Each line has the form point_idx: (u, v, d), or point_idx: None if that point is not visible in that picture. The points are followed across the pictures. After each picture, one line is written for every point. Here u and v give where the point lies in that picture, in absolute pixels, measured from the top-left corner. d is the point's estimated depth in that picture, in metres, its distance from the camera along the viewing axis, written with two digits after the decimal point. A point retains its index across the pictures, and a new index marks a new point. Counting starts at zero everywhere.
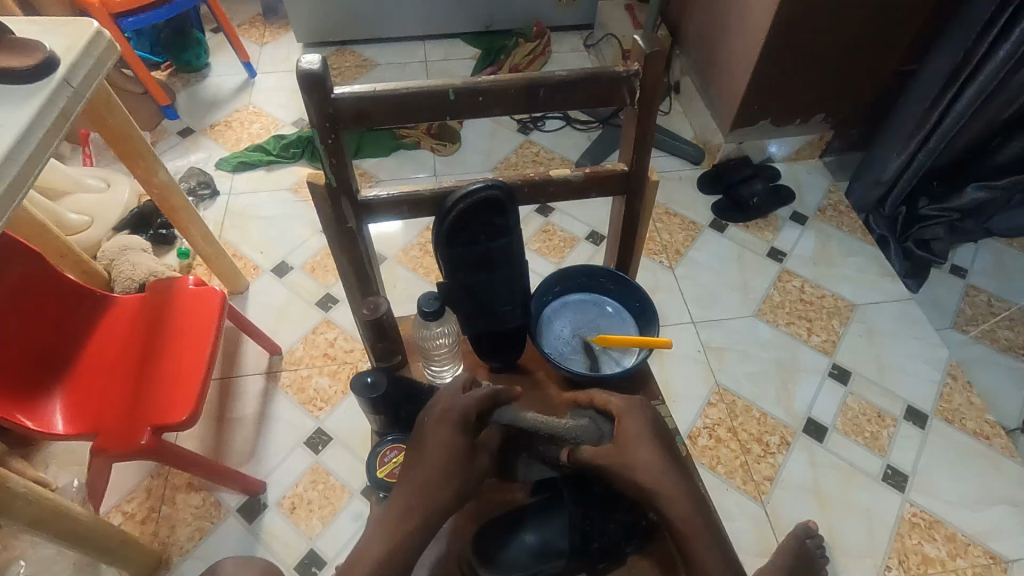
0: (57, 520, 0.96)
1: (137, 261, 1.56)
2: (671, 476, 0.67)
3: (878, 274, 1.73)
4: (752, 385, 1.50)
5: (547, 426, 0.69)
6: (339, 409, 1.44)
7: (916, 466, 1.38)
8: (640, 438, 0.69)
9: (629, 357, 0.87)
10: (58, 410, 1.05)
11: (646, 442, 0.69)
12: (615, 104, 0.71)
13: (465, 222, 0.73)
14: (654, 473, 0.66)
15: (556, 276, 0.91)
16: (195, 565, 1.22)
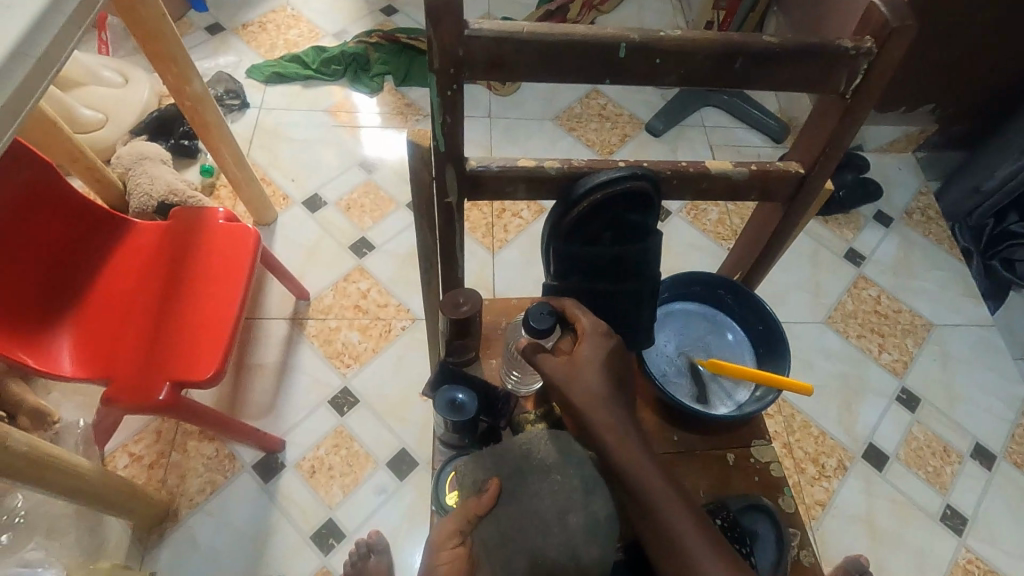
0: (62, 477, 0.86)
1: (156, 175, 1.39)
2: (620, 416, 0.59)
3: (961, 294, 1.58)
4: (814, 400, 1.39)
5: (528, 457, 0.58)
6: (368, 369, 1.32)
7: (978, 509, 1.29)
8: (593, 365, 0.60)
9: (741, 391, 0.74)
10: (67, 347, 0.92)
11: (596, 374, 0.59)
12: (821, 90, 0.54)
13: (593, 213, 0.58)
14: (604, 414, 0.58)
15: (670, 284, 0.76)
16: (205, 521, 1.14)
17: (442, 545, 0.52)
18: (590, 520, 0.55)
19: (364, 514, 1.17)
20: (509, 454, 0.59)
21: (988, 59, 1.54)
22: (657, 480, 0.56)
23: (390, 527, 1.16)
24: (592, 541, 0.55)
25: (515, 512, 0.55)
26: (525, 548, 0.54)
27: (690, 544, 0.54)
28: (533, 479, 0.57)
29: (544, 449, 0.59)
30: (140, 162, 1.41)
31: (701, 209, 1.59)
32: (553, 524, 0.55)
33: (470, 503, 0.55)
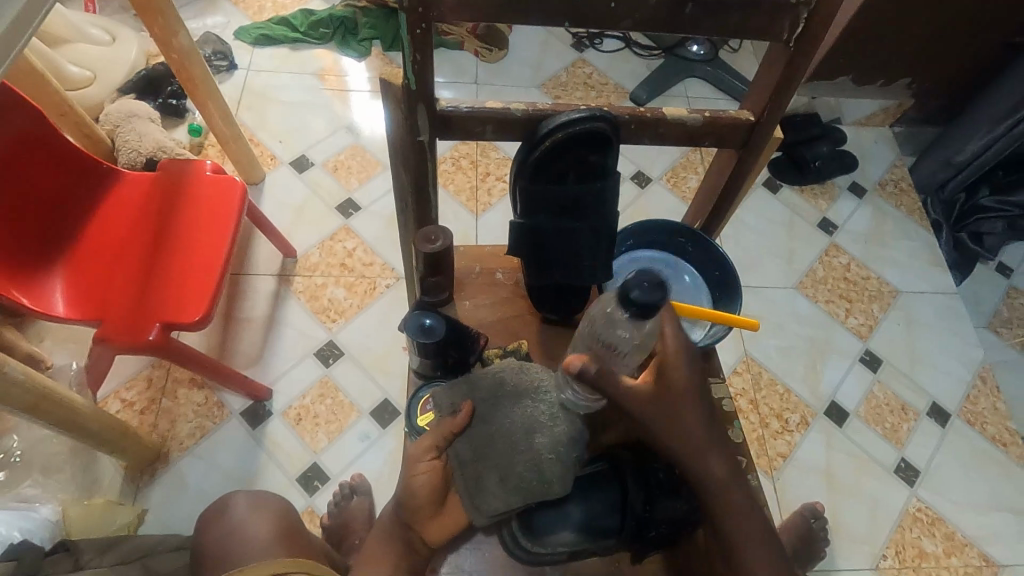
0: (55, 409, 0.90)
1: (144, 132, 1.42)
2: (715, 447, 0.62)
3: (928, 264, 1.64)
4: (781, 360, 1.45)
5: (501, 386, 0.65)
6: (354, 324, 1.36)
7: (930, 462, 1.36)
8: (684, 397, 0.62)
9: (697, 331, 0.79)
10: (58, 290, 0.96)
11: (688, 394, 0.63)
12: (768, 37, 0.58)
13: (556, 154, 0.62)
14: (705, 449, 0.62)
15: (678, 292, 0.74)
16: (194, 463, 1.19)
17: (419, 459, 0.61)
18: (555, 441, 0.63)
19: (349, 458, 1.22)
20: (481, 382, 0.65)
21: (962, 33, 1.58)
22: (741, 512, 0.60)
23: (372, 472, 1.21)
24: (554, 459, 0.62)
25: (485, 432, 0.63)
26: (495, 466, 0.61)
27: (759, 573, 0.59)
28: (505, 404, 0.64)
29: (515, 378, 0.66)
30: (129, 119, 1.43)
31: (681, 177, 1.63)
32: (519, 445, 0.62)
33: (446, 422, 0.63)
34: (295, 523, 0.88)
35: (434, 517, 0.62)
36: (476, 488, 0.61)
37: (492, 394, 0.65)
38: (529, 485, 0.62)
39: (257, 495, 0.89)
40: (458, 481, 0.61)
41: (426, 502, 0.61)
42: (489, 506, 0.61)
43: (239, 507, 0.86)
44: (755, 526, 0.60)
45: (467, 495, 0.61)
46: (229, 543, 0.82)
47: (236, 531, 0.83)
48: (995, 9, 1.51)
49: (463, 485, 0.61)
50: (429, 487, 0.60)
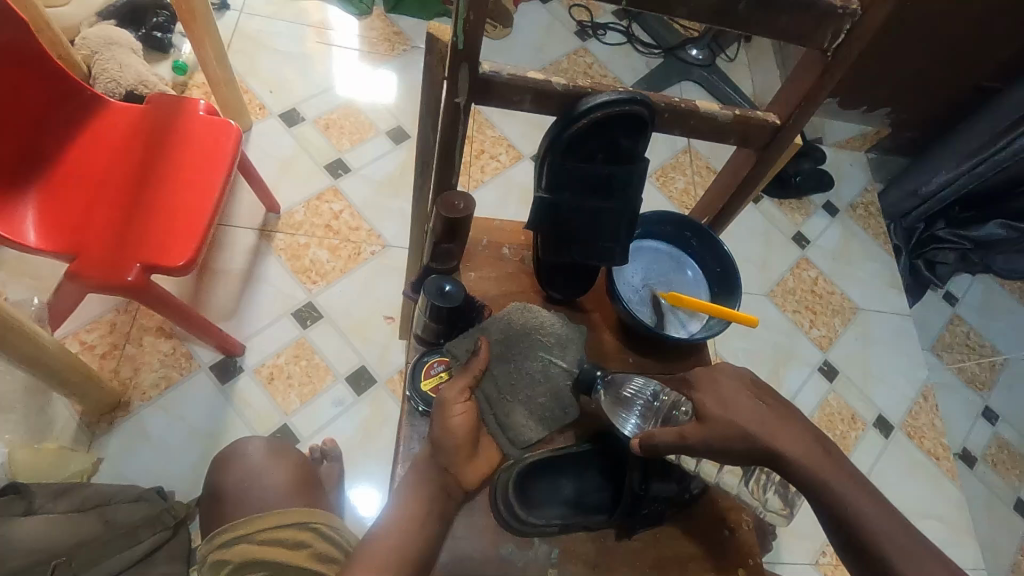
0: (18, 341, 0.85)
1: (124, 62, 1.33)
2: (781, 422, 0.62)
3: (887, 285, 1.73)
4: (746, 362, 1.52)
5: (513, 323, 0.73)
6: (335, 287, 1.33)
7: (872, 470, 1.46)
8: (734, 397, 0.63)
9: (694, 323, 0.81)
10: (30, 219, 0.90)
11: (738, 393, 0.64)
12: (807, 45, 0.61)
13: (591, 133, 0.63)
14: (772, 428, 0.62)
15: (659, 321, 0.80)
16: (156, 415, 1.14)
17: (456, 400, 0.64)
18: (567, 370, 0.73)
19: (320, 423, 1.20)
20: (493, 324, 0.72)
21: (942, 71, 1.67)
22: (843, 477, 0.61)
23: (344, 438, 1.19)
24: (569, 386, 0.72)
25: (504, 368, 0.70)
26: (522, 399, 0.70)
27: (877, 531, 0.58)
28: (519, 343, 0.72)
29: (521, 317, 0.74)
30: (109, 46, 1.33)
31: (670, 177, 1.66)
32: (538, 377, 0.71)
33: (472, 364, 0.67)
34: (311, 473, 0.92)
35: (470, 460, 0.64)
36: (509, 423, 0.68)
37: (504, 332, 0.72)
38: (553, 412, 0.71)
39: (274, 442, 0.93)
40: (489, 416, 0.68)
41: (464, 440, 0.63)
42: (522, 438, 0.69)
43: (258, 452, 0.90)
44: (853, 484, 0.61)
45: (501, 431, 0.68)
46: (245, 486, 0.87)
47: (257, 476, 0.88)
48: (974, 53, 1.61)
49: (496, 422, 0.68)
50: (467, 425, 0.63)
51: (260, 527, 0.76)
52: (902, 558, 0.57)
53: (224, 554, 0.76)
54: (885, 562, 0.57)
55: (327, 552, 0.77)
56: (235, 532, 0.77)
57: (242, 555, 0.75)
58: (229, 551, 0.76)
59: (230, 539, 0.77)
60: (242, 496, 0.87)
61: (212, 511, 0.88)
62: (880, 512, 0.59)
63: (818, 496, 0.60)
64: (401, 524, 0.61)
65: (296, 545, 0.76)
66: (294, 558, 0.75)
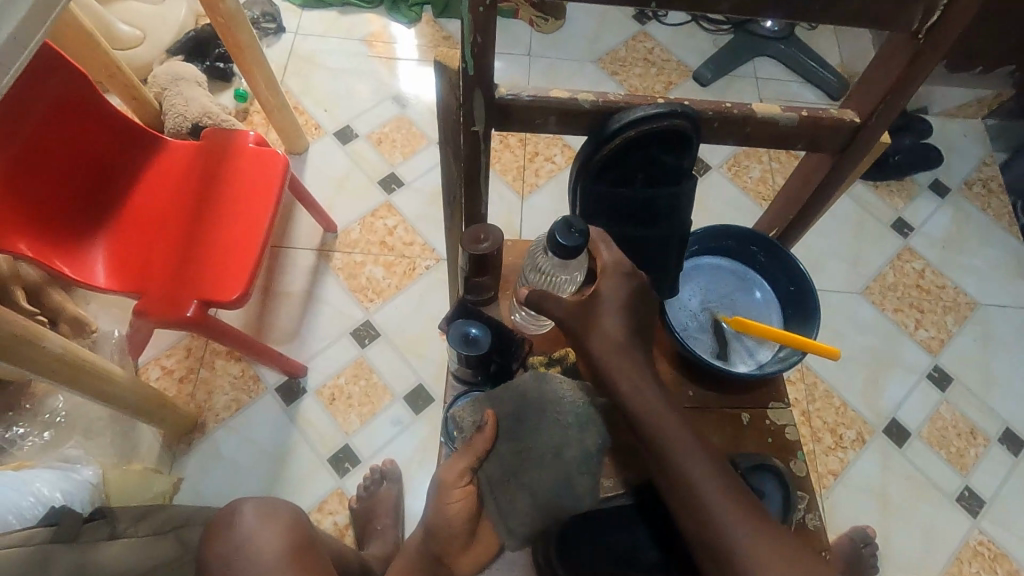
0: (91, 381, 0.90)
1: (190, 96, 1.39)
2: (641, 366, 0.59)
3: (1012, 274, 1.49)
4: (838, 370, 1.35)
5: (523, 395, 0.64)
6: (391, 305, 1.33)
7: (997, 493, 1.26)
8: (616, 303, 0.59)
9: (763, 351, 0.72)
10: (100, 260, 0.95)
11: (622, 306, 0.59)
12: (890, 29, 0.50)
13: (624, 153, 0.56)
14: (631, 377, 0.57)
15: (719, 350, 0.71)
16: (228, 436, 1.19)
17: (454, 485, 0.58)
18: (583, 454, 0.63)
19: (380, 442, 1.20)
20: (505, 394, 0.64)
21: None
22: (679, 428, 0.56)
23: (402, 458, 1.19)
24: (583, 473, 0.63)
25: (515, 447, 0.61)
26: (525, 487, 0.61)
27: (706, 491, 0.53)
28: (533, 417, 0.63)
29: (537, 387, 0.64)
30: (176, 82, 1.40)
31: (743, 166, 1.51)
32: (549, 459, 0.61)
33: (475, 442, 0.61)
34: (307, 534, 0.78)
35: (466, 549, 0.61)
36: (509, 509, 0.61)
37: (513, 400, 0.64)
38: (559, 497, 0.62)
39: (266, 502, 0.78)
40: (491, 502, 0.60)
41: (461, 531, 0.59)
42: (519, 527, 0.61)
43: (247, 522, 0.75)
44: (697, 449, 0.55)
45: (499, 519, 0.61)
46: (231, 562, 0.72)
47: (238, 549, 0.73)
48: None
49: (495, 508, 0.60)
50: (463, 514, 0.58)
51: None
52: (743, 535, 0.51)
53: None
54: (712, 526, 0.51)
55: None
56: None
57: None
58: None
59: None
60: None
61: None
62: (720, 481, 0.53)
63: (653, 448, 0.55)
64: None
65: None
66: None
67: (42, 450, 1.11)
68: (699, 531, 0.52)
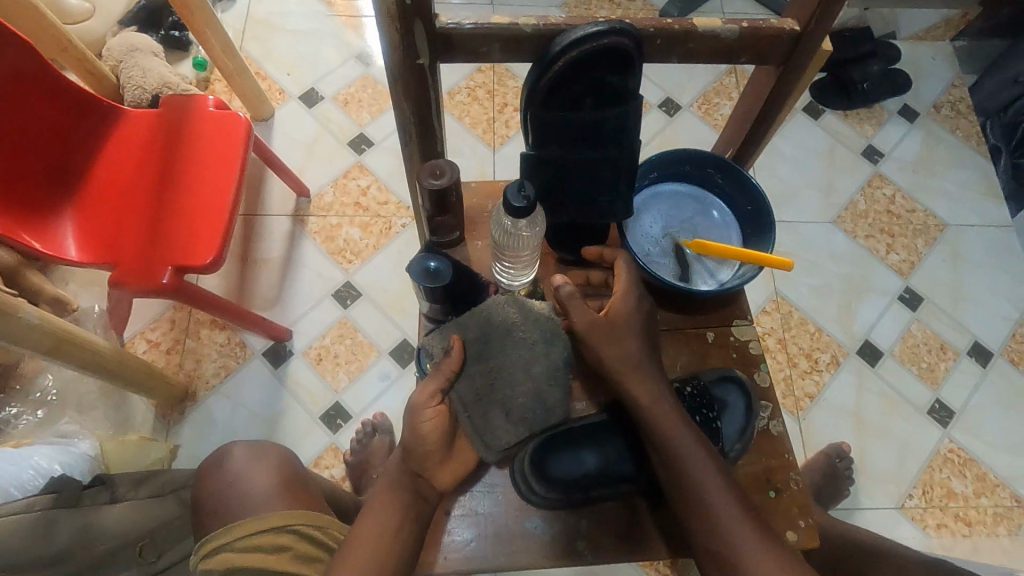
0: (74, 350, 0.92)
1: (147, 67, 1.36)
2: (647, 370, 0.66)
3: (981, 193, 1.51)
4: (814, 298, 1.39)
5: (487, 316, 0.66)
6: (370, 265, 1.34)
7: (966, 403, 1.31)
8: (629, 320, 0.66)
9: (724, 270, 0.74)
10: (70, 234, 0.95)
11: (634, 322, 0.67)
12: None
13: (569, 78, 0.56)
14: (638, 378, 0.65)
15: (683, 276, 0.73)
16: (219, 401, 1.22)
17: (426, 405, 0.62)
18: (550, 368, 0.67)
19: (370, 397, 1.23)
20: (471, 318, 0.66)
21: None
22: (677, 426, 0.64)
23: (393, 411, 1.22)
24: (553, 386, 0.67)
25: (483, 366, 0.66)
26: (500, 403, 0.66)
27: (705, 488, 0.61)
28: (499, 337, 0.66)
29: (504, 309, 0.67)
30: (131, 53, 1.37)
31: (713, 103, 1.51)
32: (520, 376, 0.66)
33: (444, 365, 0.64)
34: (296, 469, 0.85)
35: (443, 463, 0.65)
36: (484, 426, 0.65)
37: (484, 322, 0.66)
38: (535, 415, 0.67)
39: (256, 444, 0.85)
40: (464, 419, 0.65)
41: (434, 446, 0.63)
42: (497, 442, 0.66)
43: (238, 458, 0.83)
44: (697, 445, 0.63)
45: (476, 436, 0.65)
46: (229, 493, 0.79)
47: (234, 483, 0.80)
48: None
49: (471, 425, 0.65)
50: (437, 431, 0.63)
51: (238, 536, 0.72)
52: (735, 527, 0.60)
53: (207, 563, 0.72)
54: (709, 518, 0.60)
55: (310, 552, 0.73)
56: (214, 541, 0.73)
57: (224, 564, 0.71)
58: (210, 561, 0.72)
59: (207, 552, 0.73)
60: (221, 507, 0.79)
61: (197, 527, 0.81)
62: (718, 480, 0.61)
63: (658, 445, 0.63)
64: (400, 507, 0.63)
65: (274, 549, 0.72)
66: (274, 564, 0.72)
67: (37, 428, 1.13)
68: (696, 522, 0.61)
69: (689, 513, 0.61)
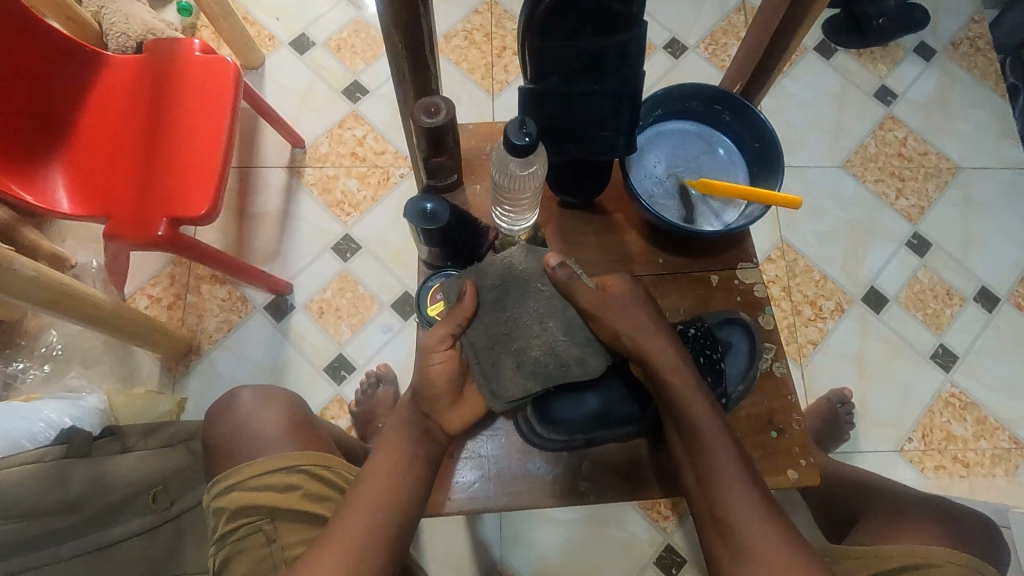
0: (74, 303, 0.92)
1: (130, 13, 1.30)
2: (671, 344, 0.65)
3: (997, 135, 1.46)
4: (820, 246, 1.37)
5: (502, 264, 0.66)
6: (369, 217, 1.32)
7: (970, 348, 1.31)
8: (632, 300, 0.65)
9: (730, 212, 0.72)
10: (61, 186, 0.93)
11: (642, 305, 0.66)
12: None
13: (567, 4, 0.52)
14: (660, 350, 0.64)
15: (687, 219, 0.71)
16: (225, 355, 1.23)
17: (435, 349, 0.63)
18: (567, 323, 0.64)
19: (373, 349, 1.24)
20: (490, 267, 0.65)
21: None
22: (703, 407, 0.63)
23: (396, 362, 1.23)
24: (569, 340, 0.64)
25: (497, 316, 0.64)
26: (512, 353, 0.64)
27: (724, 473, 0.61)
28: (516, 288, 0.65)
29: (523, 260, 0.66)
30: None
31: (721, 43, 1.44)
32: (535, 329, 0.64)
33: (456, 311, 0.64)
34: (304, 413, 0.85)
35: (453, 406, 0.65)
36: (493, 373, 0.64)
37: (500, 270, 0.66)
38: (547, 369, 0.64)
39: (264, 389, 0.85)
40: (475, 367, 0.64)
41: (442, 390, 0.63)
42: (506, 394, 0.64)
43: (246, 402, 0.83)
44: (720, 429, 0.63)
45: (484, 383, 0.64)
46: (238, 435, 0.80)
47: (243, 426, 0.81)
48: None
49: (480, 372, 0.64)
50: (445, 376, 0.63)
51: (248, 476, 0.74)
52: (745, 515, 0.60)
53: (220, 501, 0.74)
54: (721, 507, 0.61)
55: (317, 490, 0.74)
56: (225, 482, 0.75)
57: (236, 502, 0.73)
58: (223, 498, 0.74)
59: (220, 492, 0.75)
60: (230, 449, 0.80)
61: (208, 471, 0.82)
62: (737, 470, 0.61)
63: (685, 428, 0.63)
64: (410, 443, 0.65)
65: (285, 488, 0.74)
66: (286, 501, 0.73)
67: (45, 383, 1.14)
68: (710, 504, 0.62)
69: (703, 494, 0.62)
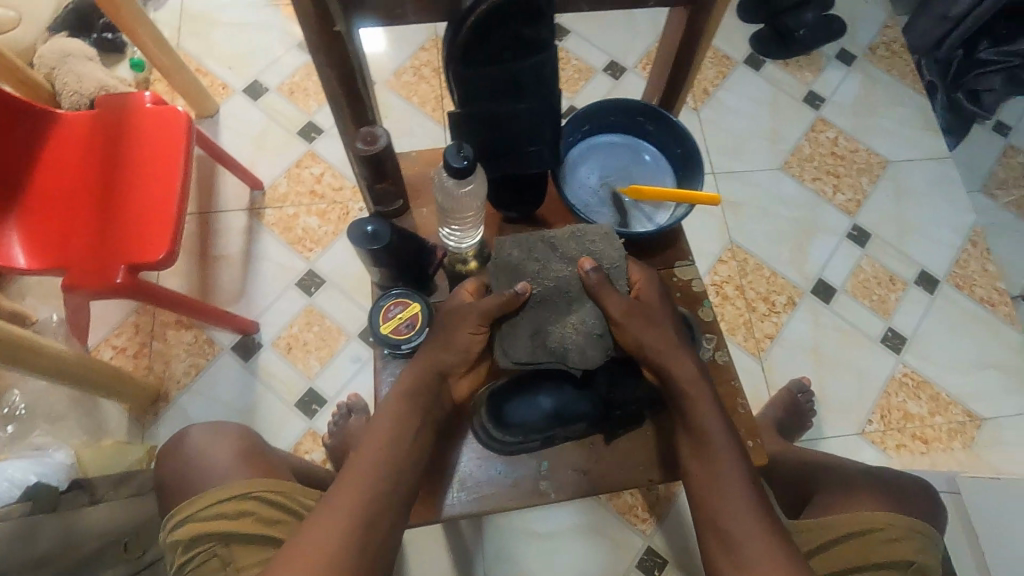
0: (34, 358, 0.91)
1: (82, 71, 1.34)
2: (685, 355, 0.69)
3: (919, 129, 1.56)
4: (767, 244, 1.43)
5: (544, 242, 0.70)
6: (331, 251, 1.34)
7: (916, 329, 1.37)
8: (659, 308, 0.70)
9: (661, 214, 0.77)
10: (17, 244, 0.95)
11: (659, 314, 0.70)
12: None
13: (486, 33, 0.57)
14: (673, 358, 0.68)
15: (620, 222, 0.75)
16: (193, 399, 1.22)
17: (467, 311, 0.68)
18: (590, 318, 0.68)
19: (343, 380, 1.25)
20: (535, 238, 0.70)
21: None
22: (709, 411, 0.67)
23: (367, 391, 1.24)
24: (597, 339, 0.68)
25: (541, 289, 0.69)
26: (530, 328, 0.68)
27: (725, 469, 0.65)
28: (557, 265, 0.69)
29: (566, 244, 0.70)
30: (64, 59, 1.34)
31: None
32: (563, 307, 0.69)
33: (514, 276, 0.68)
34: (254, 443, 0.86)
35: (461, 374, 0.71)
36: (510, 342, 0.68)
37: (548, 249, 0.70)
38: (559, 351, 0.68)
39: (212, 423, 0.87)
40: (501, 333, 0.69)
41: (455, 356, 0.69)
42: (512, 354, 0.68)
43: (196, 439, 0.84)
44: (724, 429, 0.67)
45: (501, 348, 0.68)
46: (190, 471, 0.81)
47: (194, 461, 0.82)
48: None
49: (501, 333, 0.69)
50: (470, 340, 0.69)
51: (203, 506, 0.74)
52: (737, 509, 0.63)
53: (174, 534, 0.75)
54: (715, 500, 0.64)
55: (272, 515, 0.75)
56: (178, 516, 0.75)
57: (190, 533, 0.74)
58: (177, 531, 0.74)
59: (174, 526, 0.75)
60: (183, 485, 0.81)
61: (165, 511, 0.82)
62: (733, 467, 0.65)
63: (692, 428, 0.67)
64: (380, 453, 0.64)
65: (239, 514, 0.74)
66: (241, 527, 0.74)
67: (9, 442, 1.12)
68: (708, 496, 0.65)
69: (702, 487, 0.65)
